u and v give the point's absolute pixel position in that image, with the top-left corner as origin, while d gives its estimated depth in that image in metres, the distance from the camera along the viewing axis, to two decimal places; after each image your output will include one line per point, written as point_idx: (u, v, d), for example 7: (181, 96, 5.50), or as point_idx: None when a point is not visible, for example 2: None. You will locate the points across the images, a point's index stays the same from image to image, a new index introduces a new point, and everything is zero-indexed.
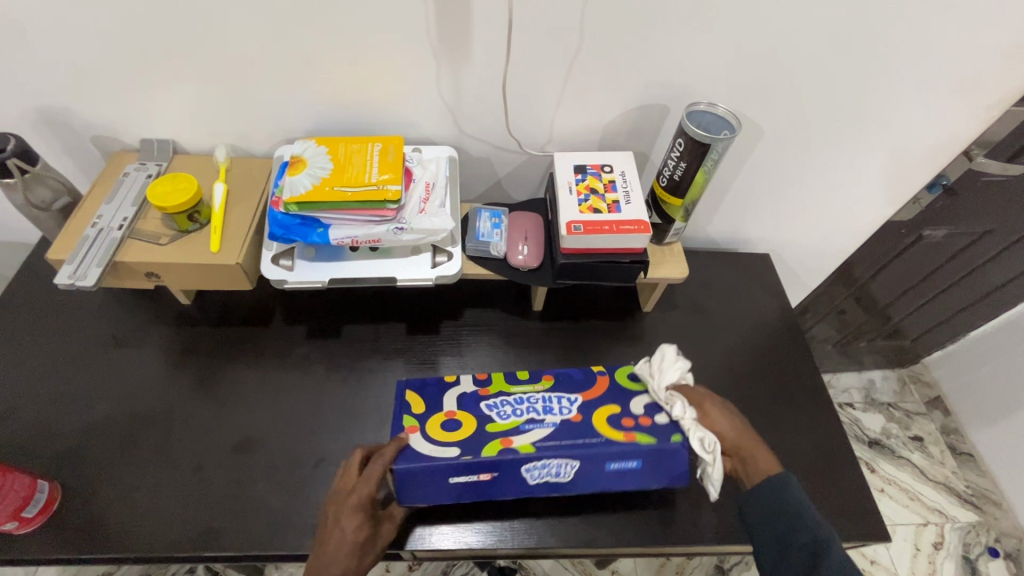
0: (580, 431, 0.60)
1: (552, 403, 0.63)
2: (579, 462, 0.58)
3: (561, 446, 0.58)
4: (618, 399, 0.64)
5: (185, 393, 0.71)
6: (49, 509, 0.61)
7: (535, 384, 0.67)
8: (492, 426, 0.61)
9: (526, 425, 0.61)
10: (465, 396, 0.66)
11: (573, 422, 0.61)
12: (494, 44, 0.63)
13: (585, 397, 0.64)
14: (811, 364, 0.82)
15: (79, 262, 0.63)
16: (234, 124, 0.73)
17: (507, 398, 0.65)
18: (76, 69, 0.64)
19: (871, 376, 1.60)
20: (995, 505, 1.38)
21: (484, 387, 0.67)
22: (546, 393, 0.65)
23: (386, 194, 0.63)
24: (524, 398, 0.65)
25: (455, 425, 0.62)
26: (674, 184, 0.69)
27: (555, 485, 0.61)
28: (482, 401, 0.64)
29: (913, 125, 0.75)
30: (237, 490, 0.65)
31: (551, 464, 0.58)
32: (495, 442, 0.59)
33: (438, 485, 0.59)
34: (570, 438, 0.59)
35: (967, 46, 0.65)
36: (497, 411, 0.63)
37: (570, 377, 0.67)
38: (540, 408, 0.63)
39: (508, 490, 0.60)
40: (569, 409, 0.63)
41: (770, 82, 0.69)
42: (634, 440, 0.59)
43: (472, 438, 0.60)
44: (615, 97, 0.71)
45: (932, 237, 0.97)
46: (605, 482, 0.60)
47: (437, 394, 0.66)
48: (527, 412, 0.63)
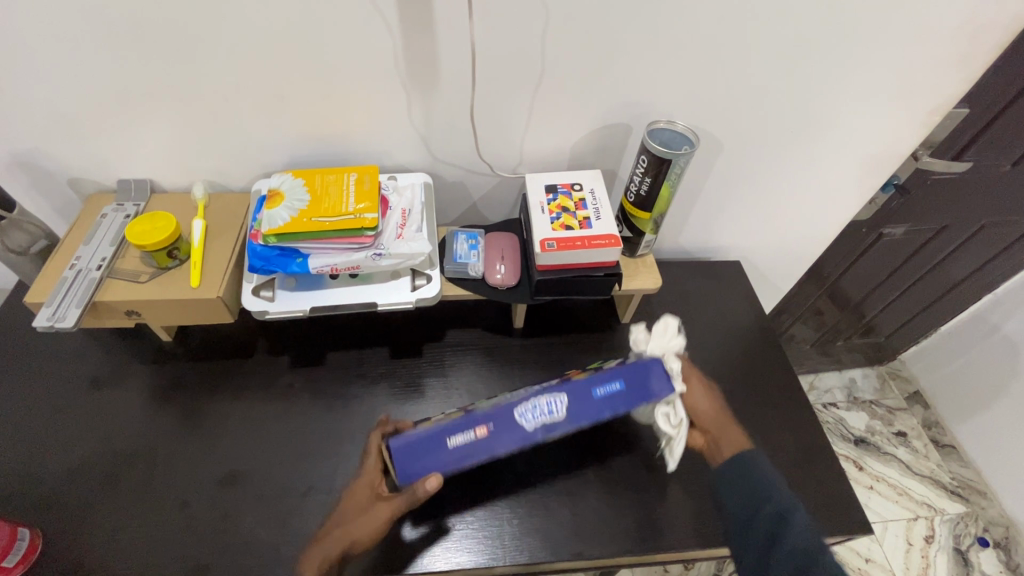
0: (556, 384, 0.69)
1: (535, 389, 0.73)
2: (566, 395, 0.66)
3: (545, 388, 0.67)
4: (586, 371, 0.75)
5: (169, 429, 0.70)
6: (29, 557, 0.60)
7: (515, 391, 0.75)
8: (477, 406, 0.68)
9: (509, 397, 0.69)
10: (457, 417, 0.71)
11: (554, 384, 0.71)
12: (461, 75, 0.66)
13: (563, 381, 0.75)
14: (787, 365, 0.85)
15: (58, 304, 0.63)
16: (211, 162, 0.74)
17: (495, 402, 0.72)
18: (52, 114, 0.66)
19: (852, 376, 1.64)
20: (981, 495, 1.40)
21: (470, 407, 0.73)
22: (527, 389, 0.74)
23: (362, 222, 0.64)
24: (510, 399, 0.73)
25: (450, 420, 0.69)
26: (641, 199, 0.72)
27: (552, 428, 0.65)
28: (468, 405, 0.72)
29: (862, 132, 0.80)
30: (224, 524, 0.64)
31: (541, 403, 0.65)
32: (482, 409, 0.66)
33: (440, 454, 0.63)
34: (547, 388, 0.67)
35: (902, 57, 0.69)
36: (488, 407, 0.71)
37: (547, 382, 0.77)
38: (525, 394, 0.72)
39: (509, 441, 0.64)
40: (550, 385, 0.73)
41: (724, 99, 0.73)
42: (603, 372, 0.68)
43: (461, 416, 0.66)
44: (580, 120, 0.74)
45: (892, 235, 1.03)
46: (600, 409, 0.66)
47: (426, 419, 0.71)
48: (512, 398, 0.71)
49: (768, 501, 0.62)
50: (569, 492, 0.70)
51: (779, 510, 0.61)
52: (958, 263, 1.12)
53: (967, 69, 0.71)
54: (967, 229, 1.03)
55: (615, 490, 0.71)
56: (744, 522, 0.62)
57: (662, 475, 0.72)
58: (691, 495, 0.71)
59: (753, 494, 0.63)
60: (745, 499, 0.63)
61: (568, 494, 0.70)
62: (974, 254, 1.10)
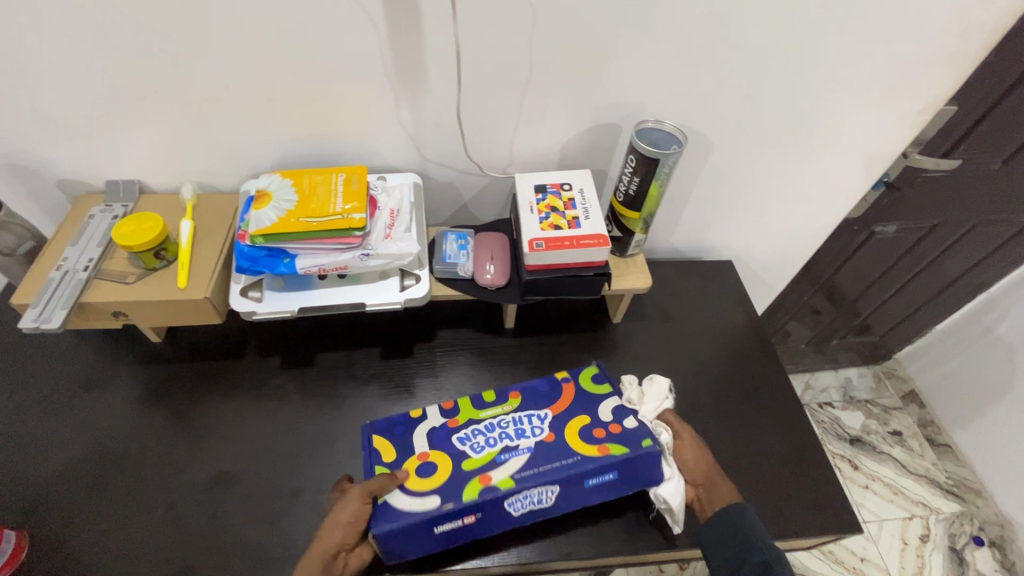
0: (556, 452, 0.63)
1: (523, 426, 0.66)
2: (558, 486, 0.61)
3: (538, 474, 0.61)
4: (586, 408, 0.68)
5: (158, 431, 0.70)
6: (16, 559, 0.60)
7: (504, 406, 0.69)
8: (467, 463, 0.62)
9: (502, 457, 0.63)
10: (435, 429, 0.67)
11: (548, 443, 0.64)
12: (449, 76, 0.66)
13: (553, 412, 0.68)
14: (778, 364, 0.85)
15: (44, 305, 0.63)
16: (200, 162, 0.74)
17: (479, 428, 0.66)
18: (38, 116, 0.66)
19: (848, 375, 1.64)
20: (977, 494, 1.40)
21: (454, 421, 0.67)
22: (515, 415, 0.67)
23: (350, 222, 0.64)
24: (495, 423, 0.67)
25: (430, 468, 0.62)
26: (631, 199, 0.72)
27: (537, 512, 0.63)
28: (453, 435, 0.66)
29: (851, 132, 0.80)
30: (212, 525, 0.64)
31: (531, 494, 0.61)
32: (472, 482, 0.61)
33: (422, 538, 0.60)
34: (545, 462, 0.62)
35: (891, 57, 0.69)
36: (471, 444, 0.65)
37: (536, 391, 0.71)
38: (513, 433, 0.65)
39: (495, 526, 0.62)
40: (541, 429, 0.66)
41: (713, 98, 0.73)
42: (608, 452, 0.63)
43: (449, 485, 0.61)
44: (570, 120, 0.74)
45: (884, 233, 1.04)
46: (586, 497, 0.64)
47: (404, 434, 0.66)
48: (501, 442, 0.64)
49: (754, 548, 0.61)
50: None
51: (765, 558, 0.61)
52: (951, 262, 1.13)
53: (955, 68, 0.71)
54: (959, 228, 1.03)
55: None
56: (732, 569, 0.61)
57: None
58: None
59: (740, 542, 0.62)
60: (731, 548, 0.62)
61: None
62: (967, 252, 1.10)
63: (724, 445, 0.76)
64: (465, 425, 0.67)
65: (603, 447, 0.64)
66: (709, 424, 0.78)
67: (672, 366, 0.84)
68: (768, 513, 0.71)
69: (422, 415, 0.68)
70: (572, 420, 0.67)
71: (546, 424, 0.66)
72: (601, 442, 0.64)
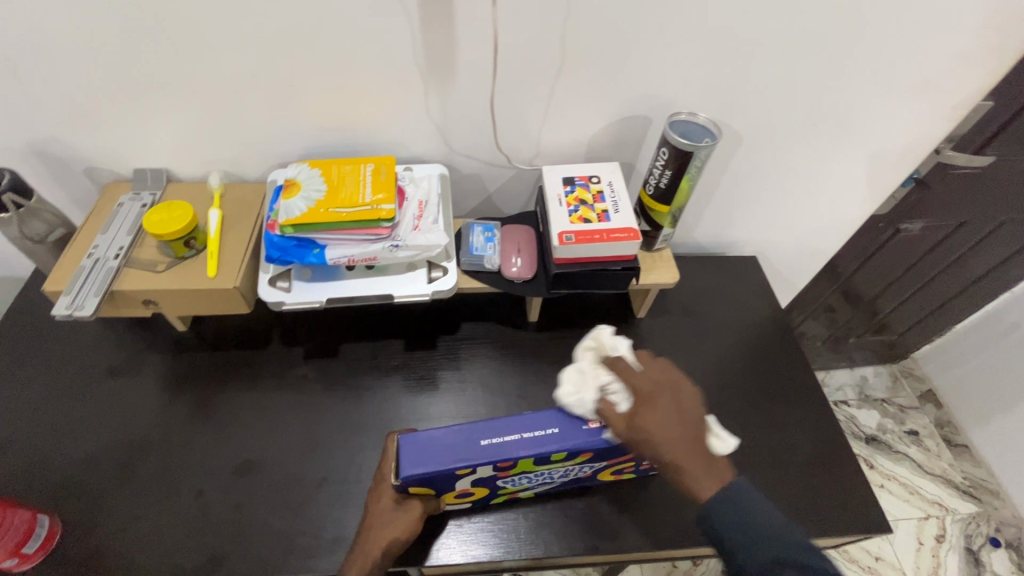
0: (579, 480, 0.67)
1: (570, 470, 0.62)
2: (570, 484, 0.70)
3: (556, 488, 0.68)
4: (637, 458, 0.63)
5: (184, 419, 0.70)
6: (49, 543, 0.61)
7: (566, 462, 0.58)
8: (503, 490, 0.63)
9: (534, 485, 0.65)
10: (482, 477, 0.58)
11: (581, 476, 0.65)
12: (480, 64, 0.65)
13: (607, 462, 0.62)
14: (802, 361, 0.84)
15: (76, 293, 0.63)
16: (226, 151, 0.74)
17: (528, 475, 0.59)
18: (69, 103, 0.65)
19: (864, 373, 1.63)
20: (994, 495, 1.39)
21: (506, 472, 0.57)
22: (570, 466, 0.60)
23: (380, 213, 0.64)
24: (547, 472, 0.60)
25: (468, 493, 0.62)
26: (661, 192, 0.71)
27: None
28: (499, 479, 0.59)
29: (885, 126, 0.78)
30: (239, 514, 0.64)
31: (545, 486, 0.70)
32: (502, 494, 0.66)
33: None
34: (565, 484, 0.67)
35: (930, 49, 0.68)
36: (512, 481, 0.61)
37: (607, 453, 0.58)
38: (556, 474, 0.62)
39: None
40: (584, 470, 0.63)
41: (745, 90, 0.71)
42: (618, 478, 0.70)
43: (482, 498, 0.65)
44: (599, 112, 0.73)
45: (910, 231, 1.02)
46: None
47: (447, 480, 0.57)
48: (539, 479, 0.63)
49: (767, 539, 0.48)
50: (583, 487, 0.70)
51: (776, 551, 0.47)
52: (978, 260, 1.11)
53: (997, 60, 0.69)
54: (987, 226, 1.02)
55: (629, 486, 0.70)
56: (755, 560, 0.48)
57: None
58: None
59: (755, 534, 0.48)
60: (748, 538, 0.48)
61: (583, 490, 0.70)
62: (995, 251, 1.07)
63: (749, 442, 0.75)
64: (517, 474, 0.58)
65: (620, 474, 0.69)
66: (733, 421, 0.77)
67: (696, 361, 0.83)
68: (793, 512, 0.71)
69: (471, 474, 0.55)
70: (617, 464, 0.64)
71: (591, 467, 0.63)
72: (620, 474, 0.68)
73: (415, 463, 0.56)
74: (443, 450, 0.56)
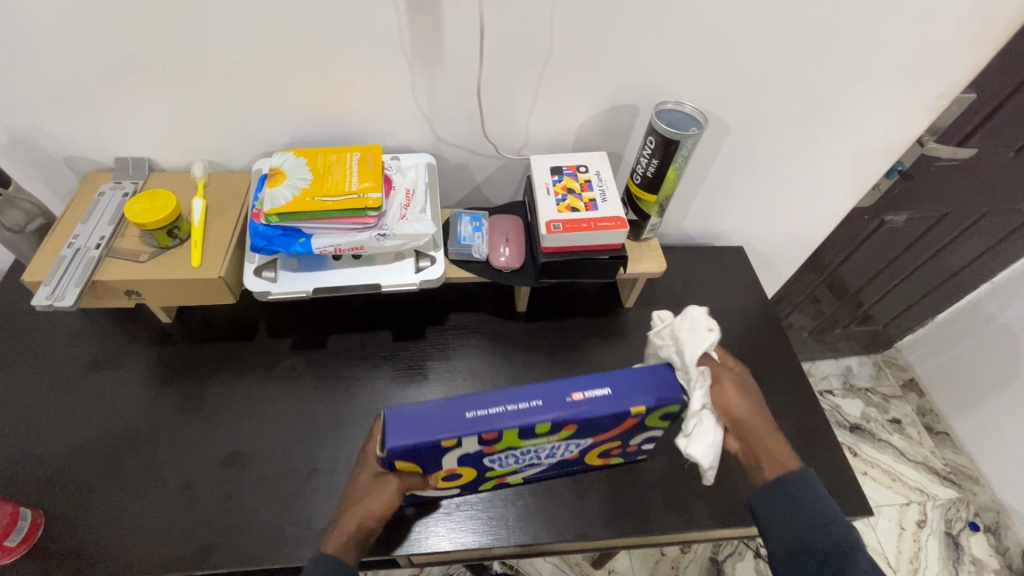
0: (568, 463, 0.67)
1: (556, 450, 0.62)
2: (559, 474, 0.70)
3: (545, 475, 0.68)
4: (623, 437, 0.63)
5: (170, 411, 0.70)
6: (31, 537, 0.60)
7: (550, 437, 0.58)
8: (491, 472, 0.63)
9: (523, 469, 0.65)
10: (468, 455, 0.58)
11: (569, 459, 0.65)
12: (467, 52, 0.65)
13: (595, 439, 0.61)
14: (787, 349, 0.85)
15: (57, 283, 0.62)
16: (210, 140, 0.73)
17: (514, 452, 0.59)
18: (45, 89, 0.64)
19: (848, 363, 1.65)
20: (974, 481, 1.42)
21: (491, 447, 0.57)
22: (557, 444, 0.59)
23: (366, 202, 0.63)
24: (533, 450, 0.59)
25: (456, 476, 0.62)
26: (648, 181, 0.71)
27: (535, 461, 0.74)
28: (485, 457, 0.59)
29: (869, 117, 0.79)
30: (227, 505, 0.64)
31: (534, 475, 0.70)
32: (490, 481, 0.66)
33: None
34: (555, 468, 0.68)
35: (915, 41, 0.69)
36: (500, 462, 0.61)
37: (593, 426, 0.58)
38: (542, 454, 0.62)
39: None
40: (571, 450, 0.63)
41: (732, 81, 0.72)
42: (608, 462, 0.70)
43: (470, 482, 0.65)
44: (587, 101, 0.73)
45: (893, 222, 1.04)
46: None
47: (433, 457, 0.57)
48: (527, 461, 0.63)
49: (821, 531, 0.54)
50: (572, 475, 0.70)
51: (838, 541, 0.53)
52: (959, 251, 1.13)
53: (977, 52, 0.70)
54: (969, 217, 1.03)
55: (617, 472, 0.71)
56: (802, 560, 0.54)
57: (664, 457, 0.73)
58: (693, 478, 0.72)
59: (808, 525, 0.56)
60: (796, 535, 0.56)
61: (572, 477, 0.70)
62: (976, 242, 1.10)
63: None
64: (503, 451, 0.58)
65: (608, 458, 0.69)
66: None
67: None
68: None
69: (456, 446, 0.55)
70: (603, 445, 0.64)
71: (578, 447, 0.63)
72: (610, 457, 0.68)
73: (405, 433, 0.54)
74: (429, 421, 0.55)
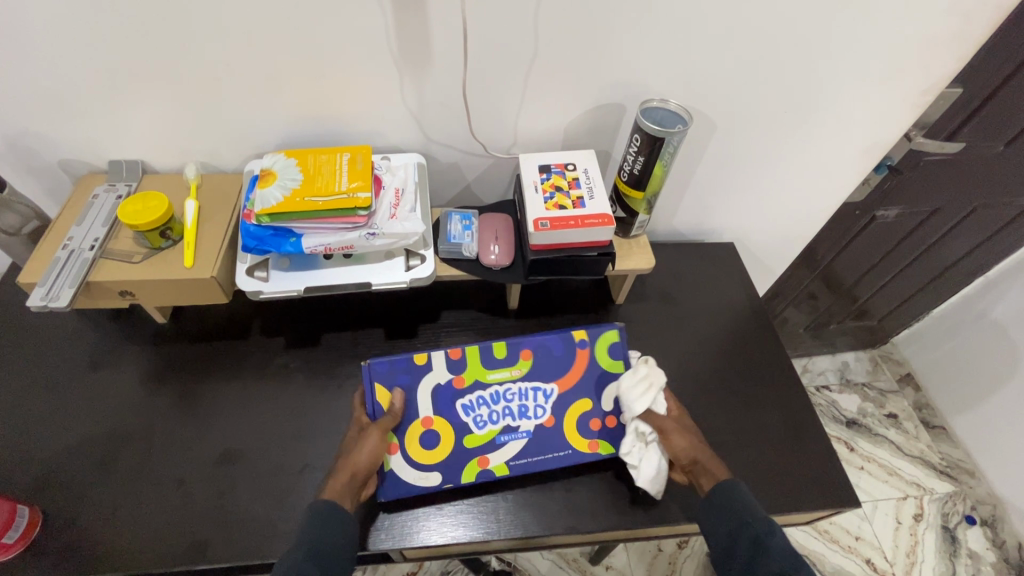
0: (550, 443, 0.69)
1: (526, 404, 0.70)
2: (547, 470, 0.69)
3: (530, 462, 0.68)
4: (588, 391, 0.71)
5: (166, 409, 0.71)
6: (29, 535, 0.61)
7: (512, 369, 0.71)
8: (470, 441, 0.68)
9: (502, 439, 0.69)
10: (441, 391, 0.69)
11: (546, 426, 0.69)
12: (454, 53, 0.66)
13: (559, 386, 0.71)
14: (777, 344, 0.86)
15: (52, 284, 0.63)
16: (203, 142, 0.74)
17: (484, 395, 0.69)
18: (39, 93, 0.65)
19: (845, 358, 1.66)
20: (970, 474, 1.43)
21: (461, 380, 0.69)
22: (523, 383, 0.70)
23: (356, 201, 0.64)
24: (501, 391, 0.70)
25: (433, 437, 0.67)
26: (635, 178, 0.72)
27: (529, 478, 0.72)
28: (458, 398, 0.69)
29: (856, 112, 0.80)
30: (221, 501, 0.65)
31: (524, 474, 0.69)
32: (472, 461, 0.67)
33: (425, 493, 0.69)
34: (540, 452, 0.69)
35: (899, 36, 0.69)
36: (474, 416, 0.69)
37: (547, 355, 0.72)
38: (515, 409, 0.70)
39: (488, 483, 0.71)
40: (543, 412, 0.70)
41: (718, 78, 0.72)
42: (597, 450, 0.69)
43: (452, 460, 0.67)
44: (576, 99, 0.74)
45: (885, 217, 1.04)
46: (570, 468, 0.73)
47: (411, 386, 0.68)
48: (503, 420, 0.69)
49: (744, 522, 0.58)
50: (563, 470, 0.71)
51: (759, 529, 0.57)
52: (951, 246, 1.13)
53: (962, 47, 0.71)
54: (960, 211, 1.04)
55: (608, 466, 0.72)
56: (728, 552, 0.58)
57: None
58: None
59: (732, 515, 0.60)
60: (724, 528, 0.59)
61: (563, 472, 0.71)
62: (968, 236, 1.10)
63: (726, 423, 0.77)
64: (471, 389, 0.69)
65: (595, 442, 0.70)
66: (710, 403, 0.79)
67: (673, 346, 0.85)
68: (767, 490, 0.73)
69: (427, 363, 0.69)
70: (574, 409, 0.71)
71: (547, 404, 0.70)
72: (593, 436, 0.70)
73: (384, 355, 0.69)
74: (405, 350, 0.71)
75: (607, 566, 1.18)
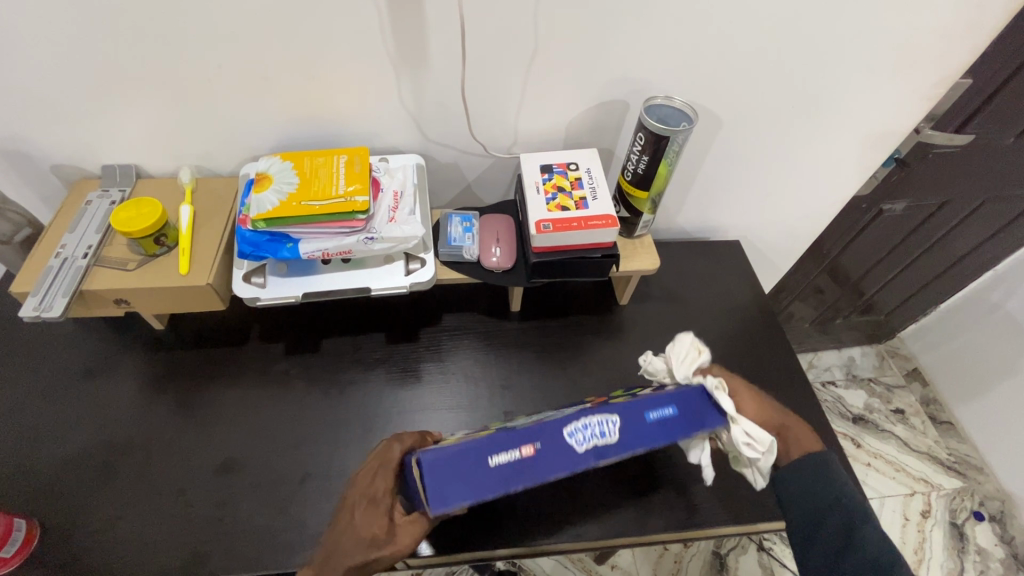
0: (604, 402, 0.60)
1: (562, 409, 0.65)
2: (618, 416, 0.55)
3: (591, 408, 0.57)
4: (618, 395, 0.68)
5: (164, 418, 0.70)
6: (27, 548, 0.60)
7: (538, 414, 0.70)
8: (513, 425, 0.60)
9: (547, 417, 0.61)
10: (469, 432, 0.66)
11: (591, 404, 0.62)
12: (451, 51, 0.64)
13: (592, 400, 0.67)
14: (784, 343, 0.85)
15: (44, 293, 0.62)
16: (197, 146, 0.73)
17: (514, 419, 0.66)
18: (27, 98, 0.63)
19: (851, 353, 1.64)
20: (977, 470, 1.42)
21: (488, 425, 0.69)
22: (551, 410, 0.68)
23: (354, 205, 0.63)
24: (530, 417, 0.67)
25: (472, 435, 0.60)
26: (639, 177, 0.70)
27: (604, 453, 0.54)
28: (488, 427, 0.65)
29: (864, 106, 0.78)
30: (221, 511, 0.64)
31: (591, 422, 0.55)
32: (524, 424, 0.57)
33: (479, 471, 0.51)
34: (597, 404, 0.58)
35: (910, 27, 0.67)
36: (509, 423, 0.63)
37: (570, 405, 0.72)
38: (552, 412, 0.65)
39: (559, 466, 0.52)
40: (581, 405, 0.65)
41: (723, 73, 0.70)
42: (656, 393, 0.60)
43: (500, 430, 0.58)
44: (577, 97, 0.72)
45: (892, 211, 1.02)
46: (652, 440, 0.56)
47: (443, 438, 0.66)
48: (541, 415, 0.63)
49: (833, 506, 0.56)
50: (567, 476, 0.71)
51: (849, 514, 0.55)
52: (960, 239, 1.11)
53: (974, 38, 0.69)
54: (969, 204, 1.02)
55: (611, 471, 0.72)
56: (808, 530, 0.56)
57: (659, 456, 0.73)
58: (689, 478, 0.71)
59: (822, 496, 0.57)
60: (808, 502, 0.57)
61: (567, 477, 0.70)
62: (976, 229, 1.08)
63: None
64: (500, 425, 0.67)
65: (650, 393, 0.61)
66: None
67: None
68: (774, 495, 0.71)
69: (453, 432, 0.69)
70: (614, 399, 0.66)
71: (584, 405, 0.65)
72: (646, 394, 0.62)
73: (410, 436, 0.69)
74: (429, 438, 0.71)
75: (613, 566, 1.17)
